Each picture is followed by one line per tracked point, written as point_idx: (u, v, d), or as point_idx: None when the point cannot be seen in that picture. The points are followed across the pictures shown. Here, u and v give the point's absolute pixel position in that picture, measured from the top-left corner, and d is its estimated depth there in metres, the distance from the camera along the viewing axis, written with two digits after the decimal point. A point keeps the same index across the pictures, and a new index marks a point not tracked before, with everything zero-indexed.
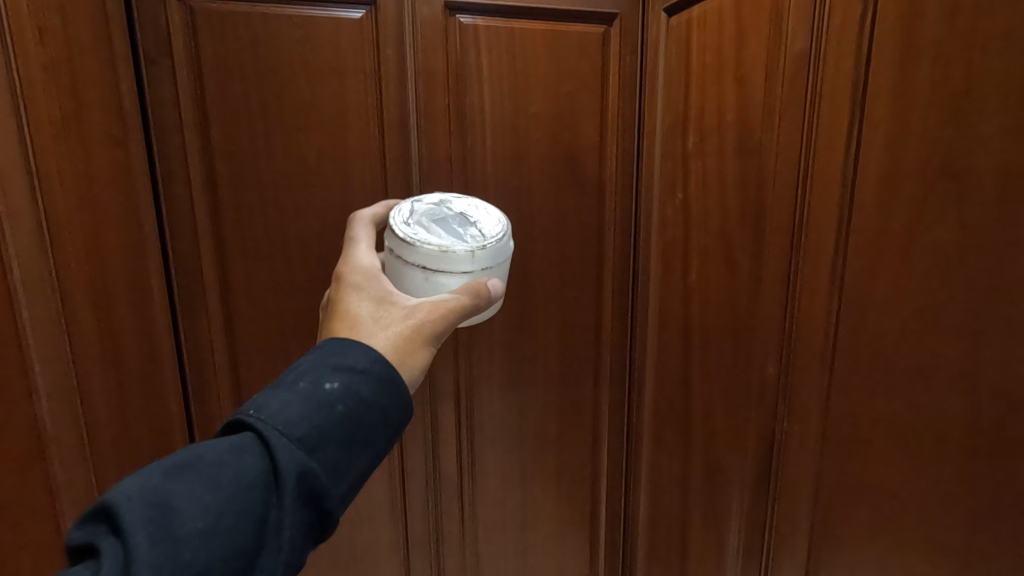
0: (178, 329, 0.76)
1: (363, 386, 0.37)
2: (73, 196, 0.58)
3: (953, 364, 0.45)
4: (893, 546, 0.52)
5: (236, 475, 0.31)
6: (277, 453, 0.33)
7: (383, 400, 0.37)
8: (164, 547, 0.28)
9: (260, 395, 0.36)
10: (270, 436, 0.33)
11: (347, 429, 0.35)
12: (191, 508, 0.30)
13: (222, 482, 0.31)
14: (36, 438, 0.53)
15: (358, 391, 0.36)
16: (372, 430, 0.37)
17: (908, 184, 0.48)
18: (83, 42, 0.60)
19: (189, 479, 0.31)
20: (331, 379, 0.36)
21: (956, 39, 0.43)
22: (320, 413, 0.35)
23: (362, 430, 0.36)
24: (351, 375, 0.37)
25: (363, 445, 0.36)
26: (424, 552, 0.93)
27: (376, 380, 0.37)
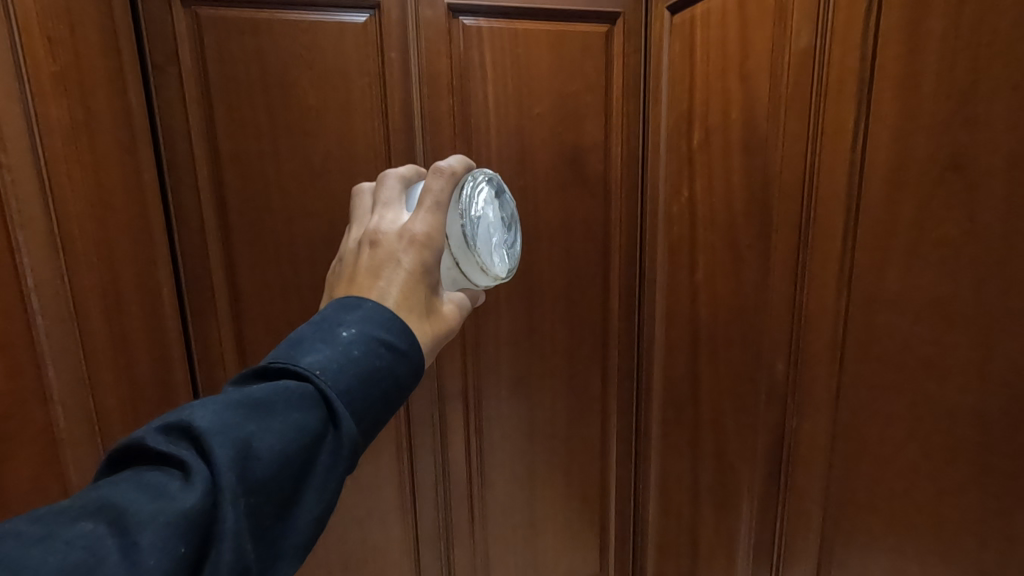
0: (190, 332, 0.77)
1: (410, 365, 0.35)
2: (84, 204, 0.59)
3: (964, 361, 0.45)
4: (903, 545, 0.51)
5: (300, 430, 0.30)
6: (338, 418, 0.31)
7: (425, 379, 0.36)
8: (240, 490, 0.27)
9: (312, 345, 0.33)
10: (332, 397, 0.31)
11: (394, 404, 0.34)
12: (262, 455, 0.28)
13: (287, 435, 0.29)
14: (53, 441, 0.54)
15: (407, 370, 0.35)
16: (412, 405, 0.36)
17: (917, 178, 0.47)
18: (91, 52, 0.61)
19: (258, 424, 0.29)
20: (384, 352, 0.34)
21: (963, 30, 0.43)
22: (377, 384, 0.33)
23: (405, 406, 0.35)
24: (401, 351, 0.34)
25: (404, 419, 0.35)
26: (435, 550, 0.94)
27: (417, 363, 0.35)
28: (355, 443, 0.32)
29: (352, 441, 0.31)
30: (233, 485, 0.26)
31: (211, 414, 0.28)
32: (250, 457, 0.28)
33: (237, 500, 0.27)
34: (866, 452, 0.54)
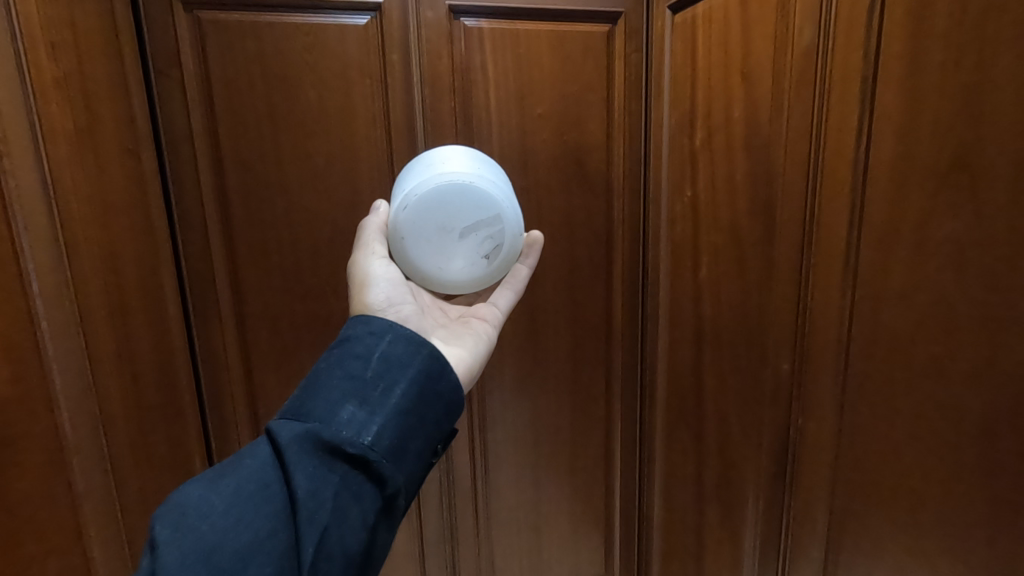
0: (194, 336, 0.77)
1: (357, 347, 0.43)
2: (87, 210, 0.59)
3: (972, 361, 0.44)
4: (912, 545, 0.51)
5: (254, 458, 0.39)
6: (283, 426, 0.39)
7: (386, 348, 0.43)
8: (187, 526, 0.34)
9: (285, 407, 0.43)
10: (279, 420, 0.40)
11: (350, 383, 0.41)
12: (213, 489, 0.36)
13: (240, 467, 0.38)
14: (58, 447, 0.54)
15: (353, 352, 0.42)
16: (382, 379, 0.41)
17: (921, 176, 0.47)
18: (93, 56, 0.61)
19: (214, 473, 0.38)
20: (326, 359, 0.43)
21: (967, 27, 0.42)
22: (321, 379, 0.41)
23: (368, 379, 0.41)
24: (342, 346, 0.43)
25: (376, 391, 0.41)
26: (439, 553, 0.94)
27: (362, 342, 0.43)
28: (307, 433, 0.38)
29: (302, 431, 0.38)
30: (173, 524, 0.34)
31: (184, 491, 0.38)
32: (202, 497, 0.36)
33: (184, 533, 0.34)
34: (872, 450, 0.54)
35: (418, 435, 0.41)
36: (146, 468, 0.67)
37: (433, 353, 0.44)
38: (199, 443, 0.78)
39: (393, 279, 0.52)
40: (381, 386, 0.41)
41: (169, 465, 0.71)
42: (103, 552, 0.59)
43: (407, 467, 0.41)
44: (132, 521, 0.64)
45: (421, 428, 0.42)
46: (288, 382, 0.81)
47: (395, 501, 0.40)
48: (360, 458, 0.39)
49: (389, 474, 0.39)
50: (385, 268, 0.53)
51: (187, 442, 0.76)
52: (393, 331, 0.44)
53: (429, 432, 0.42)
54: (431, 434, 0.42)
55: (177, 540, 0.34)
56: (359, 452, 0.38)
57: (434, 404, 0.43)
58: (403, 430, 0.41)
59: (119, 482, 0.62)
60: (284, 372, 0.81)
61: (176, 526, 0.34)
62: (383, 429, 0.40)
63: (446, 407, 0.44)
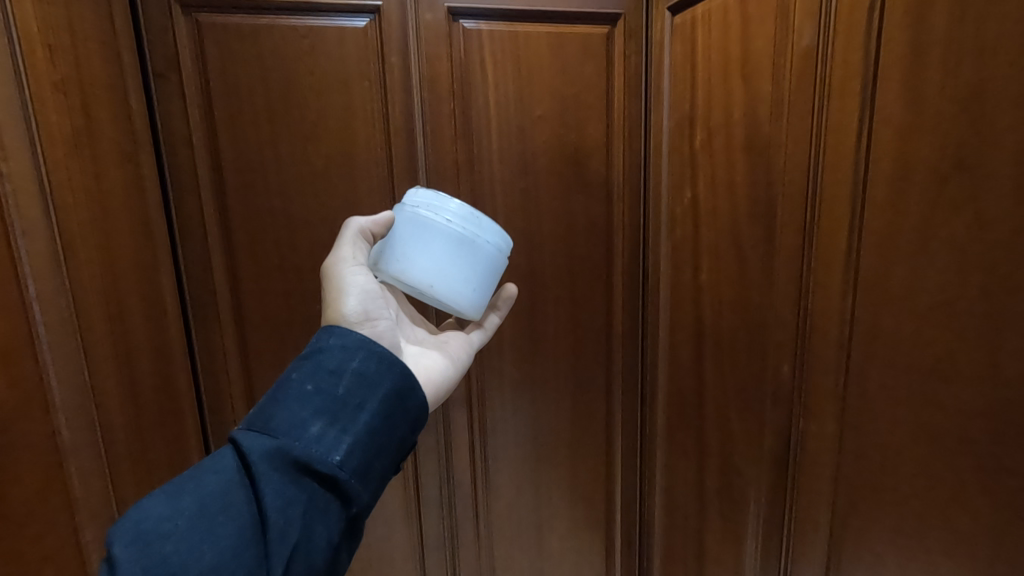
0: (193, 338, 0.77)
1: (329, 361, 0.44)
2: (85, 212, 0.59)
3: (974, 363, 0.44)
4: (914, 548, 0.50)
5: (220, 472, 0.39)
6: (252, 441, 0.40)
7: (358, 365, 0.44)
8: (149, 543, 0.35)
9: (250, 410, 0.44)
10: (248, 435, 0.41)
11: (323, 400, 0.42)
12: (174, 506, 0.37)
13: (205, 482, 0.39)
14: (56, 452, 0.54)
15: (326, 366, 0.43)
16: (353, 395, 0.43)
17: (922, 177, 0.46)
18: (91, 59, 0.61)
19: (175, 489, 0.38)
20: (296, 371, 0.43)
21: (967, 27, 0.42)
22: (292, 393, 0.42)
23: (339, 397, 0.42)
24: (315, 359, 0.44)
25: (347, 409, 0.42)
26: (439, 556, 0.94)
27: (338, 355, 0.44)
28: (277, 450, 0.39)
29: (272, 448, 0.39)
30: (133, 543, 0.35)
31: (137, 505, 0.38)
32: (166, 515, 0.37)
33: (148, 550, 0.35)
34: (874, 453, 0.54)
35: (384, 453, 0.43)
36: (144, 471, 0.67)
37: (403, 373, 0.45)
38: (198, 445, 0.78)
39: (369, 289, 0.51)
40: (351, 404, 0.42)
41: (167, 467, 0.71)
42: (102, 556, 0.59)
43: (372, 486, 0.42)
44: None
45: (386, 446, 0.44)
46: None
47: (358, 518, 0.42)
48: (329, 477, 0.40)
49: (354, 492, 0.41)
50: (367, 279, 0.52)
51: (186, 444, 0.76)
52: (366, 347, 0.45)
53: (394, 449, 0.44)
54: (396, 452, 0.44)
55: (140, 559, 0.34)
56: (328, 471, 0.40)
57: (400, 422, 0.45)
58: (371, 448, 0.42)
59: (116, 485, 0.62)
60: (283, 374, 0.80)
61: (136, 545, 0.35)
62: (351, 448, 0.41)
63: (410, 425, 0.46)
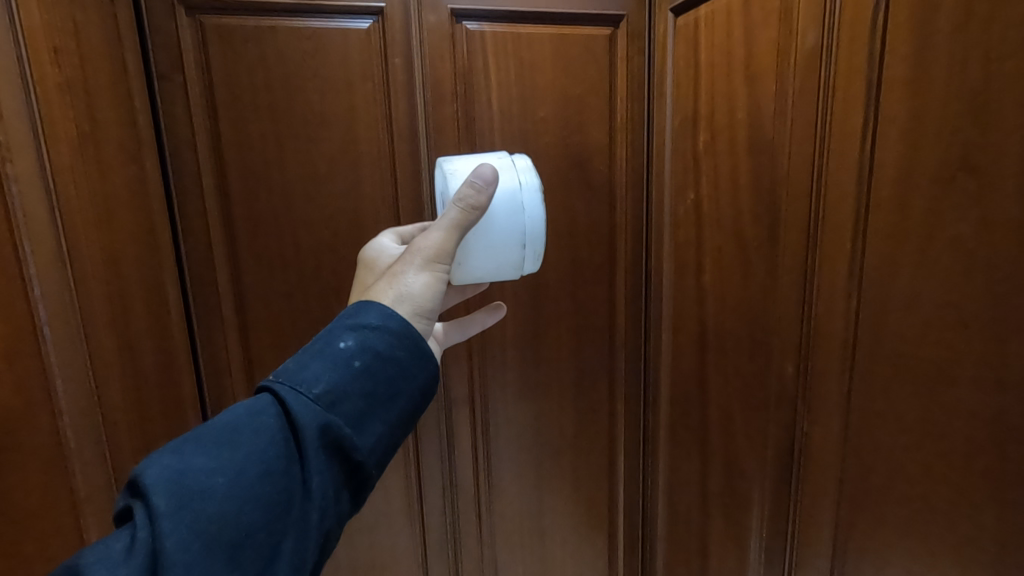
0: (196, 339, 0.77)
1: (380, 340, 0.39)
2: (90, 213, 0.59)
3: (980, 364, 0.44)
4: (920, 550, 0.50)
5: (258, 432, 0.35)
6: (298, 407, 0.36)
7: (405, 352, 0.40)
8: (183, 507, 0.31)
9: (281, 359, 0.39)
10: (290, 396, 0.36)
11: (370, 381, 0.38)
12: (210, 465, 0.33)
13: (243, 442, 0.35)
14: (60, 452, 0.54)
15: (377, 343, 0.39)
16: (396, 380, 0.40)
17: (927, 179, 0.46)
18: (96, 60, 0.61)
19: (207, 444, 0.34)
20: (346, 337, 0.39)
21: (973, 29, 0.42)
22: (340, 366, 0.38)
23: (385, 382, 0.39)
24: (367, 331, 0.39)
25: (388, 397, 0.39)
26: (442, 556, 0.94)
27: (391, 333, 0.40)
28: (321, 427, 0.36)
29: (319, 423, 0.36)
30: (166, 503, 0.31)
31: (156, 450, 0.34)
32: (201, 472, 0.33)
33: (181, 514, 0.31)
34: (880, 454, 0.53)
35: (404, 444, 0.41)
36: None
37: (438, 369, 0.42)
38: None
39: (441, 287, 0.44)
40: (393, 392, 0.39)
41: None
42: None
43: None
44: None
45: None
46: None
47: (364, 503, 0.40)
48: (357, 464, 0.38)
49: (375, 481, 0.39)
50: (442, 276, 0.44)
51: None
52: (417, 338, 0.41)
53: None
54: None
55: (175, 524, 0.31)
56: (359, 459, 0.37)
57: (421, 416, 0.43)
58: (397, 440, 0.40)
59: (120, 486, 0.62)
60: None
61: (169, 507, 0.31)
62: (382, 438, 0.39)
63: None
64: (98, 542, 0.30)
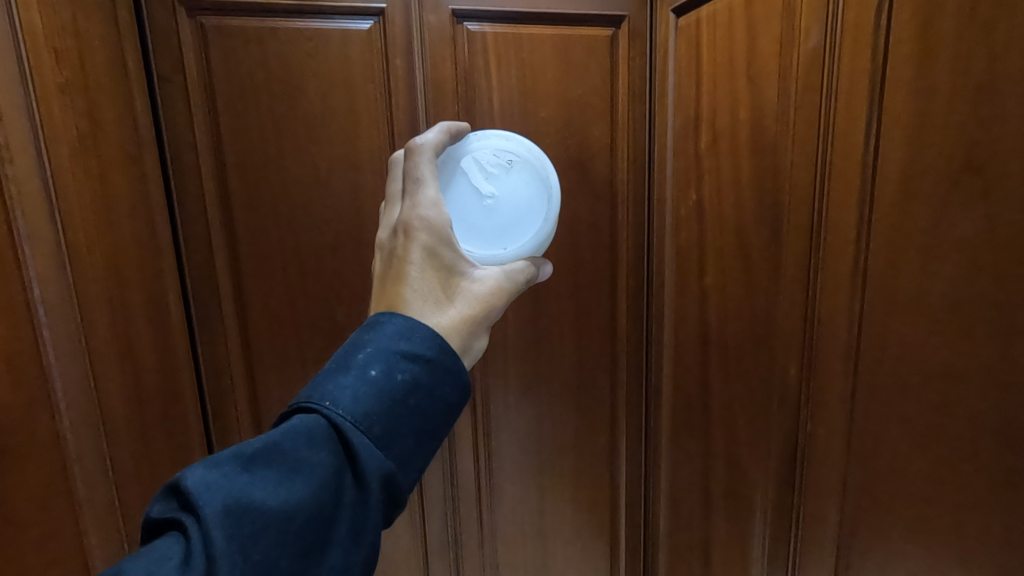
0: (196, 340, 0.77)
1: (434, 377, 0.40)
2: (90, 215, 0.59)
3: (986, 366, 0.44)
4: (925, 553, 0.50)
5: (312, 466, 0.35)
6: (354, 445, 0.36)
7: (452, 390, 0.41)
8: (240, 546, 0.31)
9: (332, 381, 0.38)
10: (346, 430, 0.36)
11: (418, 420, 0.39)
12: (267, 502, 0.33)
13: (297, 474, 0.34)
14: (59, 455, 0.54)
15: (430, 382, 0.39)
16: (441, 418, 0.40)
17: (930, 179, 0.46)
18: (97, 62, 0.61)
19: (261, 476, 0.34)
20: (403, 370, 0.38)
21: (977, 29, 0.42)
22: (393, 403, 0.38)
23: (430, 420, 0.39)
24: (422, 364, 0.39)
25: (431, 434, 0.40)
26: (443, 559, 0.93)
27: (443, 370, 0.40)
28: (374, 469, 0.36)
29: (376, 465, 0.36)
30: (225, 541, 0.31)
31: (206, 476, 0.33)
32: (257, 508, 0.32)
33: (236, 554, 0.31)
34: (883, 456, 0.53)
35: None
36: (148, 474, 0.66)
37: None
38: (201, 448, 0.78)
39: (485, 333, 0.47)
40: (436, 429, 0.40)
41: (172, 470, 0.71)
42: (106, 560, 0.59)
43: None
44: (134, 528, 0.64)
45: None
46: (290, 386, 0.80)
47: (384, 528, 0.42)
48: (397, 500, 0.38)
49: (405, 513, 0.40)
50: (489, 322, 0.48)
51: (190, 447, 0.76)
52: (463, 375, 0.41)
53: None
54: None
55: (233, 563, 0.31)
56: (401, 496, 0.38)
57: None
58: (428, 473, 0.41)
59: (120, 488, 0.62)
60: (286, 377, 0.80)
61: (227, 545, 0.31)
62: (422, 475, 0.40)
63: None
64: (146, 564, 0.30)
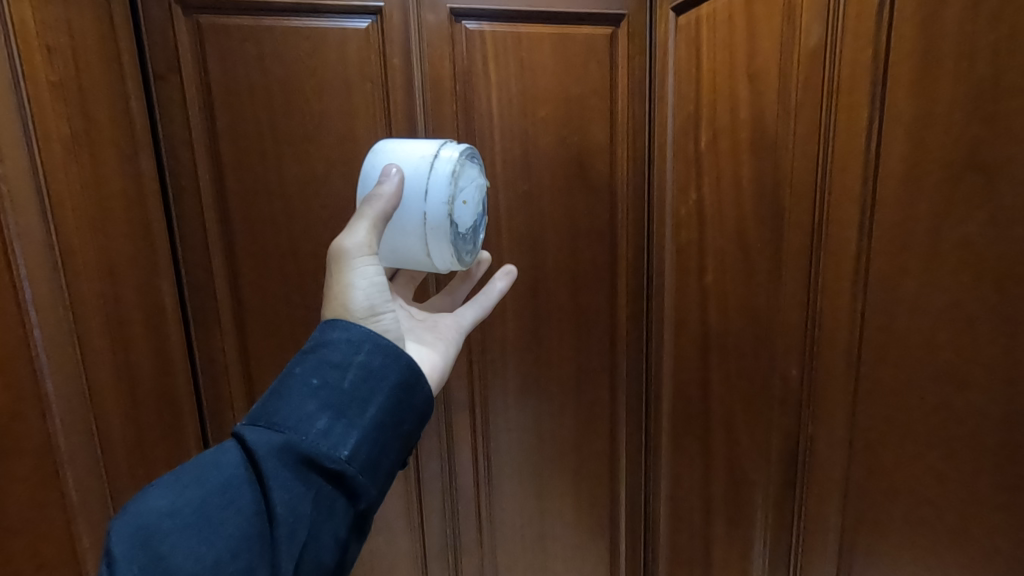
0: (193, 341, 0.76)
1: (335, 354, 0.41)
2: (83, 214, 0.59)
3: (989, 365, 0.43)
4: (928, 556, 0.49)
5: (221, 465, 0.38)
6: (253, 436, 0.38)
7: (364, 358, 0.41)
8: (148, 549, 0.34)
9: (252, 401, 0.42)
10: (249, 427, 0.39)
11: (326, 393, 0.39)
12: (173, 506, 0.36)
13: (208, 475, 0.37)
14: (50, 456, 0.53)
15: (330, 359, 0.41)
16: (361, 388, 0.40)
17: (933, 177, 0.45)
18: (90, 60, 0.61)
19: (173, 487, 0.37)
20: (302, 361, 0.41)
21: (980, 24, 0.41)
22: (294, 387, 0.39)
23: (345, 391, 0.40)
24: (321, 348, 0.41)
25: (354, 403, 0.40)
26: (442, 561, 0.92)
27: (344, 346, 0.41)
28: (279, 448, 0.37)
29: (279, 443, 0.37)
30: (128, 547, 0.34)
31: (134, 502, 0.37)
32: (164, 510, 0.35)
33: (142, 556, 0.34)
34: (886, 457, 0.52)
35: (393, 448, 0.41)
36: (142, 476, 0.66)
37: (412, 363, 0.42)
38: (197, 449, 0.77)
39: (379, 281, 0.44)
40: (360, 398, 0.40)
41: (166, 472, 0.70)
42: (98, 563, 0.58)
43: (383, 481, 0.41)
44: None
45: (397, 439, 0.42)
46: None
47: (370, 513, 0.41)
48: (337, 474, 0.38)
49: (364, 489, 0.39)
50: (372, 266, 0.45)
51: (186, 448, 0.75)
52: (372, 340, 0.42)
53: (406, 441, 0.43)
54: (406, 446, 0.42)
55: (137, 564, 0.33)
56: (337, 468, 0.38)
57: (407, 416, 0.42)
58: (381, 445, 0.40)
59: (113, 490, 0.61)
60: None
61: (131, 550, 0.34)
62: (359, 445, 0.39)
63: (421, 415, 0.44)
64: None
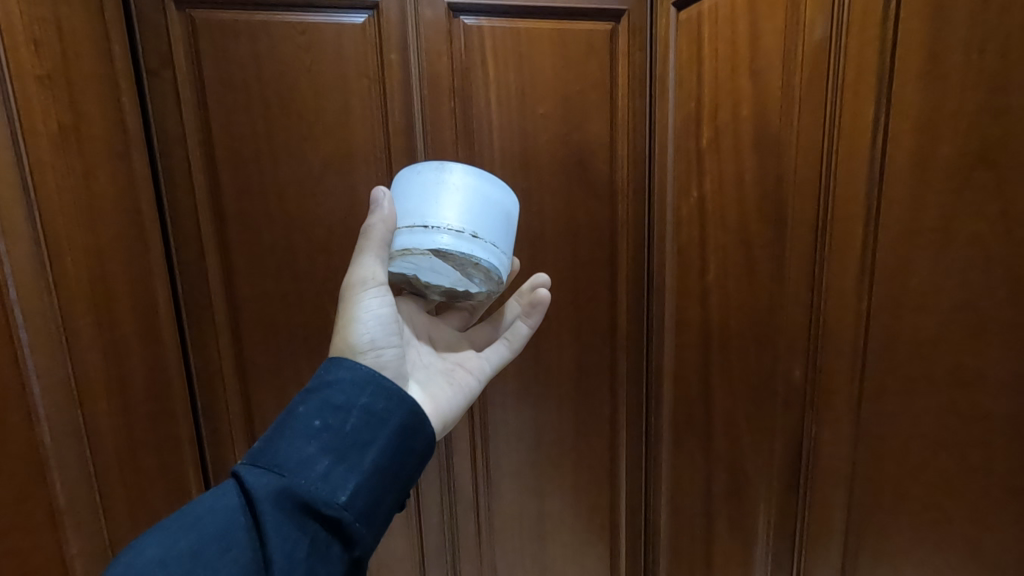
0: (187, 341, 0.75)
1: (339, 397, 0.42)
2: (72, 211, 0.57)
3: (1001, 366, 0.42)
4: (937, 559, 0.48)
5: (220, 512, 0.38)
6: (254, 479, 0.39)
7: (367, 401, 0.43)
8: None
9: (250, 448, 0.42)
10: (249, 471, 0.40)
11: (330, 436, 0.41)
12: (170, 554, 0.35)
13: (205, 522, 0.38)
14: (37, 460, 0.52)
15: (334, 402, 0.42)
16: (361, 431, 0.42)
17: (941, 174, 0.44)
18: (80, 54, 0.60)
19: (170, 533, 0.37)
20: (305, 404, 0.42)
21: (990, 17, 0.40)
22: (299, 429, 0.41)
23: (347, 434, 0.41)
24: (325, 391, 0.43)
25: (354, 447, 0.41)
26: (440, 564, 0.91)
27: (349, 389, 0.43)
28: (280, 491, 0.38)
29: (280, 487, 0.38)
30: None
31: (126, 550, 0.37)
32: (161, 558, 0.35)
33: None
34: (893, 458, 0.51)
35: (390, 493, 0.42)
36: (133, 478, 0.65)
37: (413, 408, 0.44)
38: (192, 450, 0.76)
39: (385, 315, 0.48)
40: (361, 442, 0.41)
41: (159, 473, 0.69)
42: (88, 565, 0.57)
43: (377, 528, 0.41)
44: (122, 532, 0.62)
45: (394, 486, 0.43)
46: (283, 388, 0.79)
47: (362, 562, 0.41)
48: (333, 520, 0.39)
49: (361, 536, 0.40)
50: (377, 304, 0.48)
51: (180, 448, 0.74)
52: (375, 383, 0.44)
53: (400, 488, 0.43)
54: (402, 492, 0.43)
55: None
56: (335, 514, 0.39)
57: (407, 462, 0.44)
58: (377, 490, 0.41)
59: (104, 492, 0.60)
60: (278, 378, 0.79)
61: None
62: (357, 490, 0.40)
63: (418, 460, 0.45)
64: None
